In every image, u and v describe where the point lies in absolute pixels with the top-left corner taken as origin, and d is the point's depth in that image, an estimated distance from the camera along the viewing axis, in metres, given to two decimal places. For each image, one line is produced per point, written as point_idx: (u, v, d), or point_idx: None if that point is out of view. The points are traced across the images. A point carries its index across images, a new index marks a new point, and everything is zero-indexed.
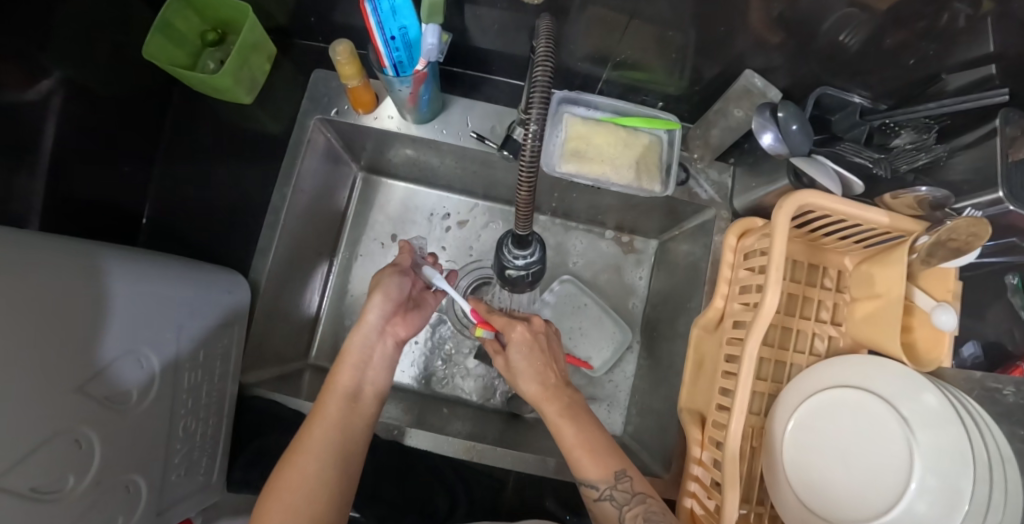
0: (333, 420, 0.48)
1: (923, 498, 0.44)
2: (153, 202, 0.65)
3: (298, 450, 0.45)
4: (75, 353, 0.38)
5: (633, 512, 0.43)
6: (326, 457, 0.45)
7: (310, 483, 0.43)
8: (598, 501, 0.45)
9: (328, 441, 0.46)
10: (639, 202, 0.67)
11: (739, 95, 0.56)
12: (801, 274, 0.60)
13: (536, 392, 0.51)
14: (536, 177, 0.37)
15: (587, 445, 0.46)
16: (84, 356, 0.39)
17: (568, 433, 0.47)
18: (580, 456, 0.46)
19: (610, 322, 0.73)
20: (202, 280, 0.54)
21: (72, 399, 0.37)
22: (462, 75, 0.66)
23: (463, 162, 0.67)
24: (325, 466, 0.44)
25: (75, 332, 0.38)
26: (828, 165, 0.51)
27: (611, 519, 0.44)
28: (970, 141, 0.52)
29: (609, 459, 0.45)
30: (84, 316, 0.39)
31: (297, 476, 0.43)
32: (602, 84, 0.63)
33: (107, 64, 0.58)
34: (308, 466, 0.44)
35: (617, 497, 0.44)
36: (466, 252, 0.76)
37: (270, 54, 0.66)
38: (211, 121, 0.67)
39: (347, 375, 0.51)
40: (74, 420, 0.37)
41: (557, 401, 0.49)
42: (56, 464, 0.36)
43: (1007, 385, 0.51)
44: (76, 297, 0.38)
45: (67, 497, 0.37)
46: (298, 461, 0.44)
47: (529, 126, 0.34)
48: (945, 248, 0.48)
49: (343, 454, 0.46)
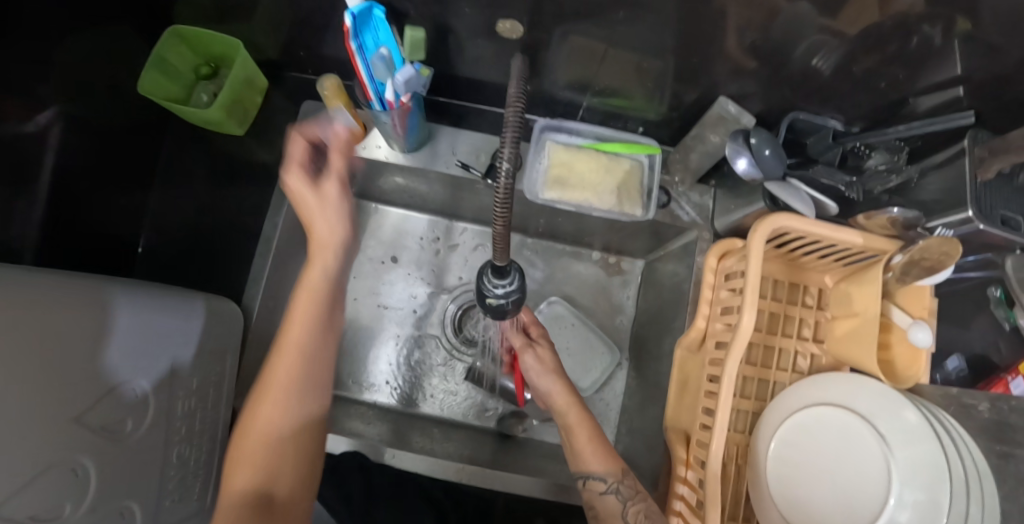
0: (308, 349, 0.44)
1: (903, 510, 0.44)
2: (149, 231, 0.67)
3: (267, 386, 0.43)
4: (76, 380, 0.39)
5: (636, 507, 0.50)
6: (294, 388, 0.43)
7: (280, 418, 0.43)
8: (604, 494, 0.51)
9: (297, 372, 0.43)
10: (623, 225, 0.68)
11: (715, 122, 0.57)
12: (781, 293, 0.61)
13: (562, 390, 0.58)
14: (511, 207, 0.36)
15: (597, 446, 0.54)
16: (79, 383, 0.40)
17: (584, 434, 0.54)
18: (589, 456, 0.53)
19: (598, 341, 0.75)
20: (192, 304, 0.54)
21: (69, 428, 0.38)
22: (449, 104, 0.68)
23: (451, 188, 0.69)
24: (288, 429, 0.43)
25: (75, 360, 0.39)
26: (802, 189, 0.53)
27: (615, 513, 0.50)
28: (938, 162, 0.55)
29: (614, 458, 0.53)
30: (77, 345, 0.40)
31: (257, 432, 0.42)
32: (584, 111, 0.65)
33: (104, 98, 0.60)
34: (284, 409, 0.43)
35: (622, 491, 0.51)
36: (456, 275, 0.78)
37: (261, 88, 0.68)
38: (205, 151, 0.69)
39: (317, 271, 0.46)
40: (68, 449, 0.38)
41: (579, 406, 0.56)
42: (54, 492, 0.37)
43: (982, 401, 0.52)
44: (77, 326, 0.40)
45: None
46: (264, 399, 0.42)
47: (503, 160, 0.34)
48: (918, 267, 0.49)
49: (312, 388, 0.45)
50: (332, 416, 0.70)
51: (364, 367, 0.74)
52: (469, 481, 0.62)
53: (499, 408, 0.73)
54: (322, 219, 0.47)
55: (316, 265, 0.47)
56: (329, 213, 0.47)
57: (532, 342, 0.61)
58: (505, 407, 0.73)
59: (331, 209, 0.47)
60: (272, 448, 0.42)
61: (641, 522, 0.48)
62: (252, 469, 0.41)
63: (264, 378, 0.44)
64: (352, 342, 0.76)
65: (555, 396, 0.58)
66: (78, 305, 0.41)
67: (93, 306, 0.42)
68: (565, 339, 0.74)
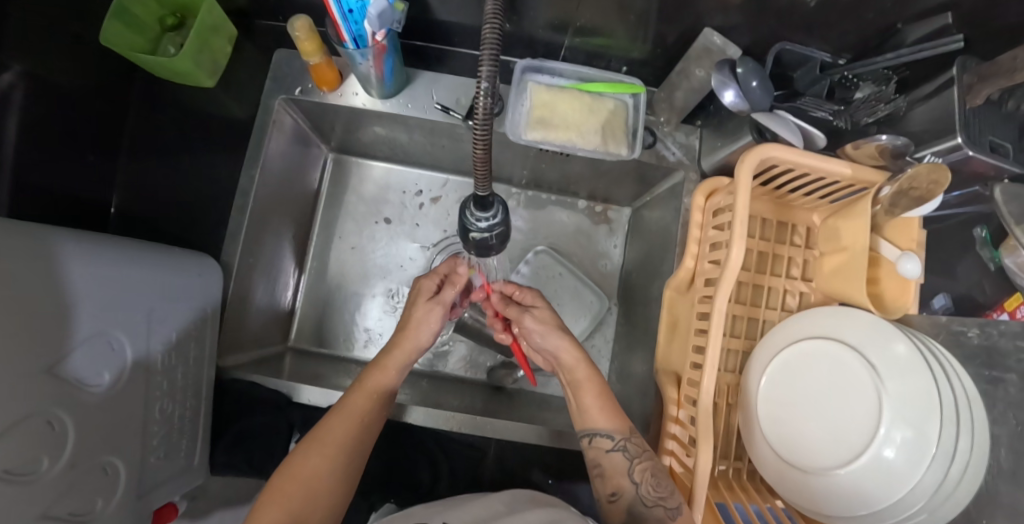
0: (365, 414, 0.51)
1: (893, 444, 0.43)
2: (122, 189, 0.65)
3: (324, 440, 0.48)
4: (48, 336, 0.37)
5: (643, 465, 0.49)
6: (343, 456, 0.48)
7: (330, 472, 0.46)
8: (610, 452, 0.50)
9: (351, 439, 0.49)
10: (608, 168, 0.69)
11: (699, 55, 0.56)
12: (770, 232, 0.60)
13: (568, 346, 0.56)
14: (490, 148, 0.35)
15: (603, 403, 0.53)
16: (50, 340, 0.38)
17: (592, 393, 0.53)
18: (595, 412, 0.53)
19: (584, 289, 0.78)
20: (164, 261, 0.52)
21: (44, 380, 0.37)
22: (426, 48, 0.66)
23: (433, 136, 0.68)
24: (333, 486, 0.46)
25: (48, 316, 0.37)
26: (790, 119, 0.51)
27: (621, 471, 0.50)
28: (930, 91, 0.52)
29: (620, 416, 0.52)
30: (49, 300, 0.37)
31: (304, 477, 0.45)
32: (566, 51, 0.63)
33: (68, 50, 0.57)
34: (332, 457, 0.47)
35: (629, 449, 0.50)
36: (440, 229, 0.80)
37: (231, 37, 0.65)
38: (177, 106, 0.67)
39: (390, 377, 0.54)
40: (45, 402, 0.37)
41: (587, 362, 0.55)
42: (30, 446, 0.36)
43: (972, 327, 0.48)
44: (48, 279, 0.38)
45: (42, 479, 0.37)
46: (321, 450, 0.47)
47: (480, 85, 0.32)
48: (907, 197, 0.47)
49: (353, 463, 0.49)
50: (323, 374, 0.70)
51: (352, 324, 0.77)
52: (462, 429, 0.61)
53: (489, 361, 0.76)
54: (416, 330, 0.56)
55: (402, 355, 0.55)
56: (424, 326, 0.57)
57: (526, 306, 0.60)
58: (494, 360, 0.76)
59: (429, 325, 0.57)
60: (314, 499, 0.45)
61: (647, 480, 0.48)
62: (287, 502, 0.43)
63: (318, 431, 0.48)
64: (339, 296, 0.78)
65: (560, 352, 0.56)
66: (43, 261, 0.38)
67: (59, 263, 0.39)
68: (553, 286, 0.78)
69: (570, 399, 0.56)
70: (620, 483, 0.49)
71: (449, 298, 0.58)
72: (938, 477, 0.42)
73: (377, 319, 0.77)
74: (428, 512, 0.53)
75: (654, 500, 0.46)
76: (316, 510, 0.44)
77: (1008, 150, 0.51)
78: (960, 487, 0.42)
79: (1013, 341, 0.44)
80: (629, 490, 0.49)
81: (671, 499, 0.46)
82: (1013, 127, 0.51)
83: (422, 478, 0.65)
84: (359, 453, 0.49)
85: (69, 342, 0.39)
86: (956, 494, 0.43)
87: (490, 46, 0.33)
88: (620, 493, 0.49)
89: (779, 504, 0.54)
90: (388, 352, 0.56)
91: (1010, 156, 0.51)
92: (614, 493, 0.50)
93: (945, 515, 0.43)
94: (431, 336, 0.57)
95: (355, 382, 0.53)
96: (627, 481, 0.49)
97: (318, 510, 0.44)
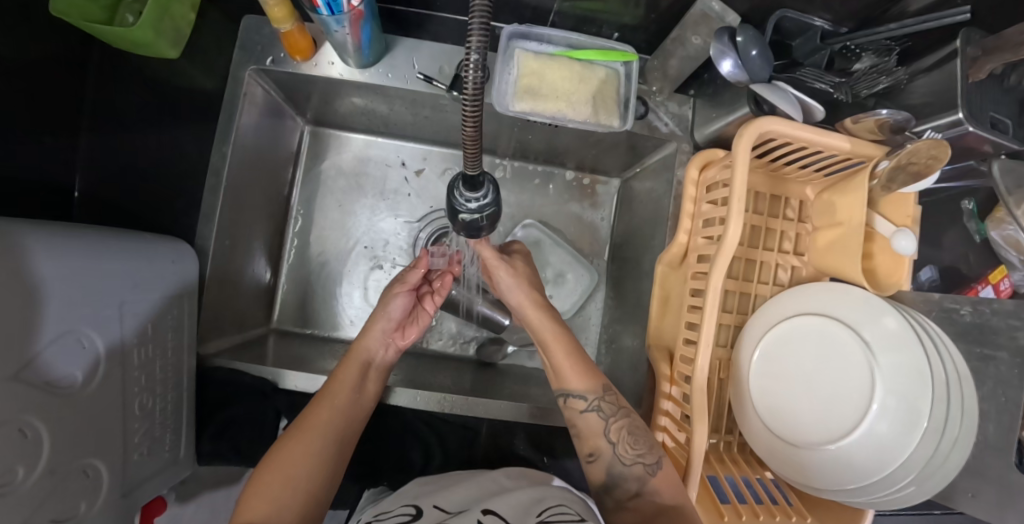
0: (342, 400, 0.51)
1: (885, 418, 0.43)
2: (84, 171, 0.60)
3: (302, 428, 0.47)
4: (7, 344, 0.34)
5: (619, 424, 0.50)
6: (322, 442, 0.47)
7: (310, 457, 0.46)
8: (585, 412, 0.52)
9: (329, 423, 0.49)
10: (599, 138, 0.68)
11: (697, 22, 0.52)
12: (763, 206, 0.59)
13: (529, 301, 0.58)
14: (481, 126, 0.32)
15: (575, 362, 0.54)
16: (10, 344, 0.35)
17: (561, 350, 0.54)
18: (565, 370, 0.53)
19: (573, 261, 0.78)
20: (136, 248, 0.49)
21: (12, 387, 0.35)
22: (406, 13, 0.62)
23: (414, 106, 0.66)
24: (314, 471, 0.45)
25: (9, 321, 0.35)
26: (790, 90, 0.49)
27: (597, 431, 0.51)
28: (931, 63, 0.50)
29: (594, 375, 0.53)
30: (11, 303, 0.35)
31: (285, 464, 0.45)
32: (555, 16, 0.59)
33: (13, 21, 0.51)
34: (311, 444, 0.46)
35: (604, 408, 0.51)
36: (426, 204, 0.78)
37: (194, 3, 0.59)
38: (139, 80, 0.62)
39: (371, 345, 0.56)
40: (16, 409, 0.35)
41: (553, 319, 0.57)
42: (2, 458, 0.34)
43: (965, 304, 0.47)
44: (8, 281, 0.35)
45: (17, 490, 0.35)
46: (300, 437, 0.47)
47: (469, 57, 0.28)
48: (906, 172, 0.46)
49: (336, 453, 0.48)
50: (306, 356, 0.68)
51: (335, 306, 0.75)
52: (454, 410, 0.60)
53: (477, 336, 0.77)
54: (379, 310, 0.59)
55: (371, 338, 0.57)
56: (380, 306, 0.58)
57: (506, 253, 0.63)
58: (484, 334, 0.76)
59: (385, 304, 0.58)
60: (296, 486, 0.44)
61: (623, 439, 0.49)
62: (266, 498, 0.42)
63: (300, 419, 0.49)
64: (319, 274, 0.76)
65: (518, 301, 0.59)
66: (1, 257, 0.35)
67: (19, 255, 0.36)
68: (541, 261, 0.78)
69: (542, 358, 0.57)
70: (597, 443, 0.50)
71: (410, 278, 0.59)
72: (928, 450, 0.42)
73: (359, 302, 0.75)
74: (423, 491, 0.53)
75: (632, 458, 0.48)
76: (301, 496, 0.44)
77: (1007, 125, 0.50)
78: (949, 460, 0.43)
79: (1005, 319, 0.43)
80: (606, 451, 0.50)
81: (649, 455, 0.47)
82: (1012, 101, 0.50)
83: (412, 457, 0.66)
84: (341, 440, 0.49)
85: (33, 343, 0.37)
86: (946, 467, 0.43)
87: (478, 14, 0.28)
88: (598, 454, 0.50)
89: (768, 476, 0.55)
90: (362, 338, 0.57)
91: (1009, 132, 0.50)
92: (592, 453, 0.51)
93: (933, 487, 0.44)
94: (388, 319, 0.58)
95: (343, 356, 0.55)
96: (604, 441, 0.50)
97: (303, 497, 0.44)
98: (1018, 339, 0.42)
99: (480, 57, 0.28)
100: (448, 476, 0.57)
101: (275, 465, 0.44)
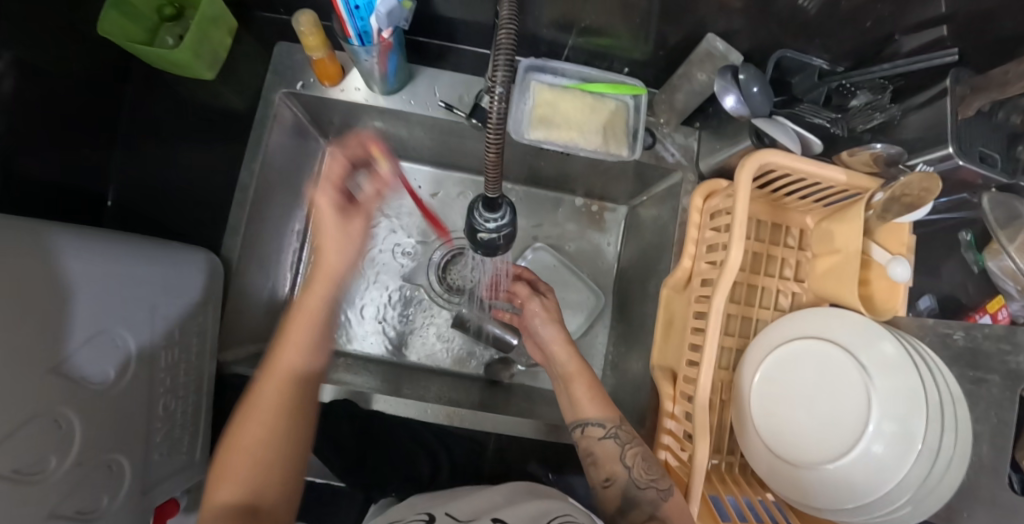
0: (286, 379, 0.48)
1: (880, 439, 0.44)
2: (120, 183, 0.64)
3: (254, 406, 0.47)
4: (49, 337, 0.37)
5: (634, 450, 0.51)
6: (278, 415, 0.47)
7: (269, 437, 0.46)
8: (602, 439, 0.52)
9: (279, 399, 0.48)
10: (608, 167, 0.71)
11: (702, 59, 0.56)
12: (765, 233, 0.62)
13: (560, 341, 0.60)
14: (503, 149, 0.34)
15: (594, 394, 0.55)
16: (53, 337, 0.37)
17: (582, 383, 0.56)
18: (585, 402, 0.54)
19: (582, 286, 0.81)
20: (167, 256, 0.52)
21: (49, 379, 0.37)
22: (428, 44, 0.66)
23: (433, 131, 0.69)
24: (273, 449, 0.46)
25: (50, 314, 0.37)
26: (789, 125, 0.52)
27: (613, 457, 0.51)
28: (922, 101, 0.53)
29: (611, 406, 0.54)
30: (53, 297, 0.37)
31: (241, 443, 0.46)
32: (568, 51, 0.63)
33: (68, 42, 0.56)
34: (267, 421, 0.47)
35: (620, 435, 0.52)
36: (441, 224, 0.81)
37: (230, 29, 0.64)
38: (176, 99, 0.66)
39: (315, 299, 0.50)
40: (52, 399, 0.37)
41: (575, 355, 0.59)
42: (38, 443, 0.36)
43: (958, 329, 0.49)
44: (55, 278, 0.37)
45: (50, 478, 0.37)
46: (252, 416, 0.47)
47: (495, 89, 0.31)
48: (899, 204, 0.48)
49: (293, 429, 0.48)
50: None
51: (347, 321, 0.78)
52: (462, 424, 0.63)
53: (486, 356, 0.78)
54: (331, 246, 0.49)
55: (317, 292, 0.50)
56: (340, 252, 0.49)
57: (537, 293, 0.66)
58: (493, 353, 0.77)
59: (344, 248, 0.49)
60: (263, 468, 0.46)
61: (638, 464, 0.50)
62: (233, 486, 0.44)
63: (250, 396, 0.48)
64: None
65: (551, 343, 0.60)
66: (36, 253, 0.37)
67: (53, 256, 0.38)
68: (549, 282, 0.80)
69: (561, 391, 0.58)
70: (612, 469, 0.51)
71: (370, 208, 0.50)
72: (923, 470, 0.43)
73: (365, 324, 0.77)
74: (431, 502, 0.54)
75: (646, 482, 0.48)
76: (271, 475, 0.46)
77: (996, 159, 0.52)
78: (944, 481, 0.44)
79: (996, 342, 0.45)
80: (622, 475, 0.50)
81: (662, 481, 0.48)
82: (1000, 138, 0.53)
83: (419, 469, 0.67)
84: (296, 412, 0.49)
85: (69, 341, 0.39)
86: (941, 488, 0.44)
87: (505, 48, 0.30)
88: (614, 478, 0.50)
89: (770, 497, 0.56)
90: (306, 291, 0.50)
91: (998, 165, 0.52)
92: (608, 479, 0.51)
93: (928, 509, 0.45)
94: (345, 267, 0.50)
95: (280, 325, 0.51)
96: (620, 467, 0.50)
97: (273, 475, 0.46)
98: (1008, 362, 0.43)
99: (504, 91, 0.31)
100: (453, 489, 0.58)
101: (237, 445, 0.46)
